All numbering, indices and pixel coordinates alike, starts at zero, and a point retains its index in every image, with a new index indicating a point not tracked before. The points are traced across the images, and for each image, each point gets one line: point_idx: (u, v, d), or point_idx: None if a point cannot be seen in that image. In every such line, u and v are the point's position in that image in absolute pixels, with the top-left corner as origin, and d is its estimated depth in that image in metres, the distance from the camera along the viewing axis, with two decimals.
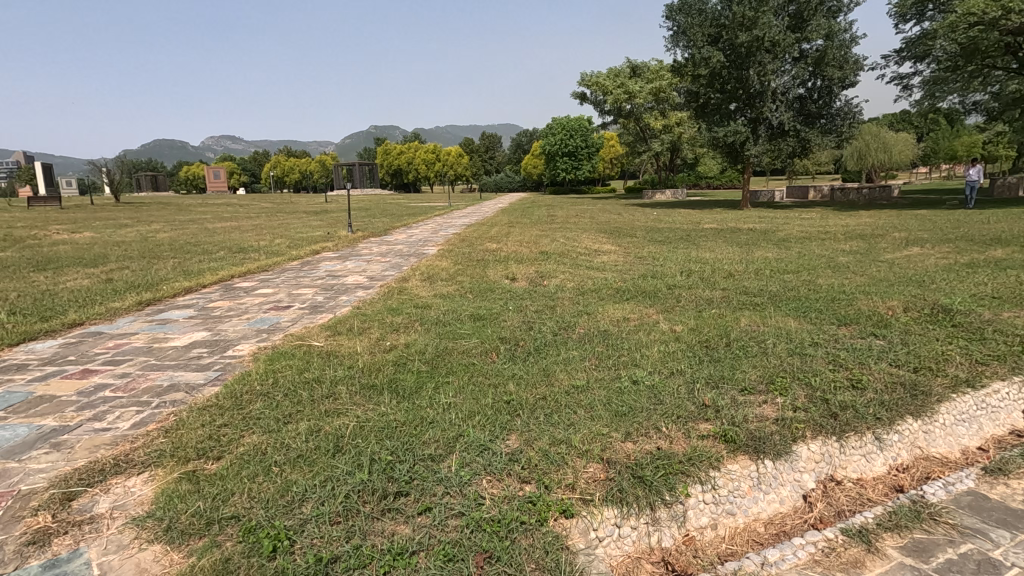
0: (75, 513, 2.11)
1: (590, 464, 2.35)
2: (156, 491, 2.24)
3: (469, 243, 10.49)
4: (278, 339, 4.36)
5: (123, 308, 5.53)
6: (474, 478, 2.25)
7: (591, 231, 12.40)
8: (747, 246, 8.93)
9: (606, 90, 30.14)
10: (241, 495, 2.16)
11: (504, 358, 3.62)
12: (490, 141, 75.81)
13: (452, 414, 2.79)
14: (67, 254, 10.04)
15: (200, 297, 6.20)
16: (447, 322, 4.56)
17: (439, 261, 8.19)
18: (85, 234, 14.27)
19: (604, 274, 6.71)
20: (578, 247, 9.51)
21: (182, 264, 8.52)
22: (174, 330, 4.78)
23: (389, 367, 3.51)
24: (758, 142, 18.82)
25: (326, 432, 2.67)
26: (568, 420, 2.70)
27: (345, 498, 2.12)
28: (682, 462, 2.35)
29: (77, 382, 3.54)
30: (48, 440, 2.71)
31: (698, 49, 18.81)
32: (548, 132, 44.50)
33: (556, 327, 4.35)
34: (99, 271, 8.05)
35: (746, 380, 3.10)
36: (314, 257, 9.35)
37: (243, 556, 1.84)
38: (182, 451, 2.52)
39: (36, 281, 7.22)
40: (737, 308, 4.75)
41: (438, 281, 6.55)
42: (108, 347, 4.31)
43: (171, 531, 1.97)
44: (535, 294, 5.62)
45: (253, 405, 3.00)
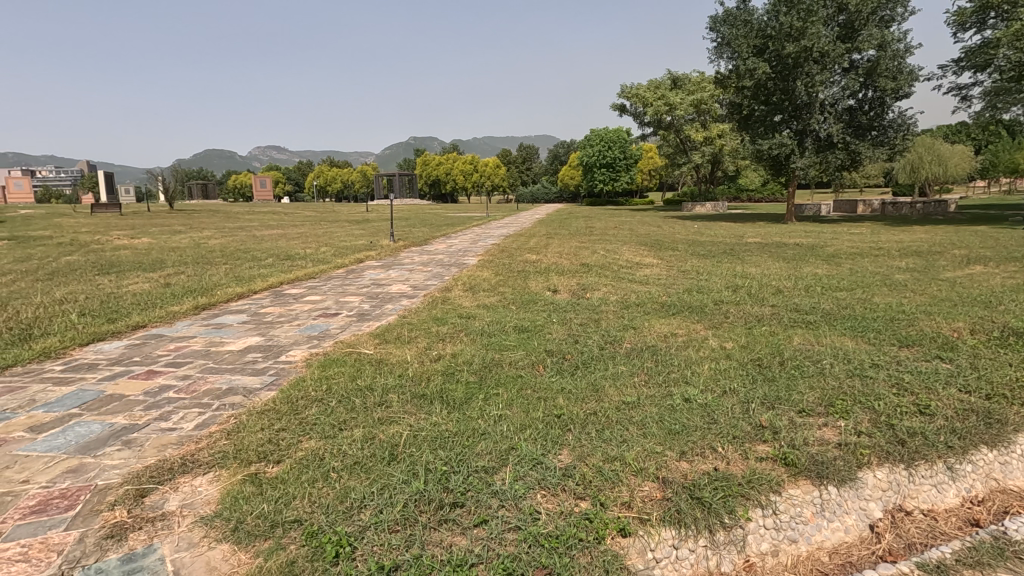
0: (147, 509, 2.20)
1: (646, 482, 2.31)
2: (222, 492, 2.31)
3: (510, 253, 10.57)
4: (329, 346, 4.46)
5: (182, 312, 5.77)
6: (528, 492, 2.25)
7: (632, 243, 12.32)
8: (795, 261, 8.70)
9: (646, 102, 30.05)
10: (302, 499, 2.22)
11: (551, 372, 3.62)
12: (528, 153, 76.28)
13: (504, 427, 2.80)
14: (129, 258, 10.61)
15: (252, 303, 6.42)
16: (492, 333, 4.59)
17: (481, 271, 8.27)
18: (142, 239, 15.05)
19: (648, 287, 6.64)
20: (619, 260, 9.43)
21: (235, 270, 8.87)
22: (230, 334, 4.97)
23: (438, 377, 3.55)
24: (804, 155, 18.28)
25: (380, 439, 2.71)
26: (620, 436, 2.67)
27: (403, 507, 2.15)
28: (740, 484, 2.29)
29: (143, 382, 3.71)
30: (120, 437, 2.85)
31: (742, 60, 18.54)
32: (586, 143, 44.49)
33: (603, 341, 4.31)
34: (158, 275, 8.46)
35: (804, 402, 3.00)
36: (358, 265, 9.59)
37: (308, 560, 1.88)
38: (244, 453, 2.61)
39: (101, 284, 7.64)
40: (789, 326, 4.62)
41: (480, 291, 6.61)
42: (169, 349, 4.51)
43: (238, 532, 2.03)
44: (579, 307, 5.61)
45: (308, 411, 3.08)
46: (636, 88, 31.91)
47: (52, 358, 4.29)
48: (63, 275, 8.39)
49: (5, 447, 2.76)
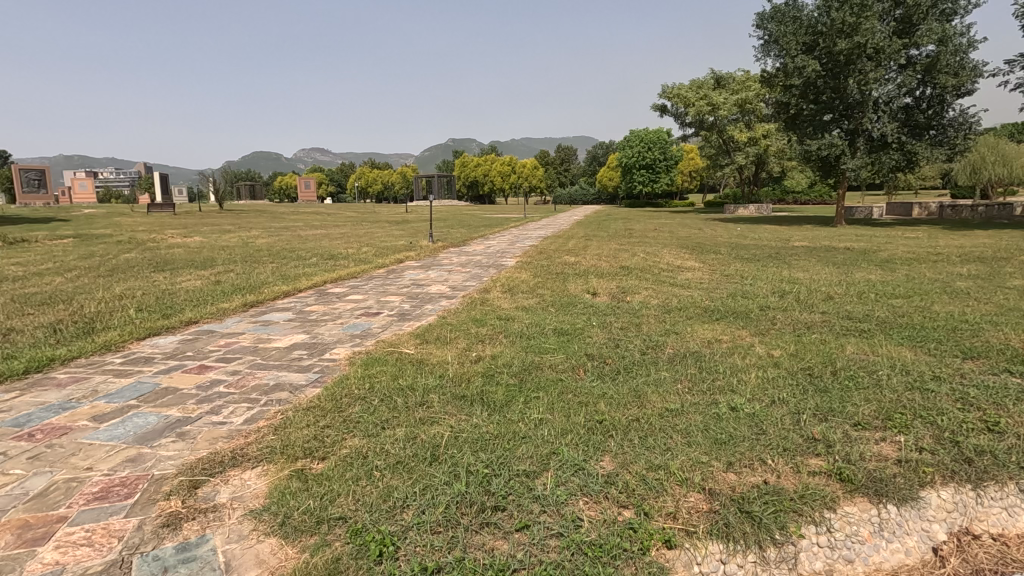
0: (200, 500, 2.28)
1: (691, 493, 2.24)
2: (270, 486, 2.37)
3: (548, 255, 10.55)
4: (371, 345, 4.54)
5: (231, 309, 5.98)
6: (570, 498, 2.22)
7: (672, 246, 12.12)
8: (846, 266, 8.35)
9: (688, 102, 29.56)
10: (346, 496, 2.25)
11: (592, 376, 3.58)
12: (567, 154, 76.04)
13: (545, 431, 2.78)
14: (183, 257, 11.10)
15: (298, 301, 6.60)
16: (532, 336, 4.57)
17: (519, 273, 8.26)
18: (195, 238, 15.72)
19: (690, 291, 6.51)
20: (660, 262, 9.27)
21: (281, 269, 9.15)
22: (276, 331, 5.12)
23: (479, 378, 3.55)
24: (856, 155, 17.54)
25: (422, 439, 2.73)
26: (664, 444, 2.61)
27: (445, 509, 2.16)
28: (792, 499, 2.20)
29: (195, 376, 3.86)
30: (174, 429, 2.97)
31: (791, 58, 17.99)
32: (625, 144, 44.02)
33: (644, 346, 4.23)
34: (209, 273, 8.80)
35: (859, 415, 2.86)
36: (398, 265, 9.74)
37: (352, 558, 1.90)
38: (291, 448, 2.67)
39: (158, 280, 8.00)
40: (841, 334, 4.43)
41: (519, 293, 6.59)
42: (220, 345, 4.68)
43: (285, 527, 2.07)
44: (619, 310, 5.54)
45: (351, 408, 3.14)
46: (678, 88, 31.44)
47: (113, 351, 4.51)
48: (123, 272, 8.83)
49: (71, 434, 2.92)
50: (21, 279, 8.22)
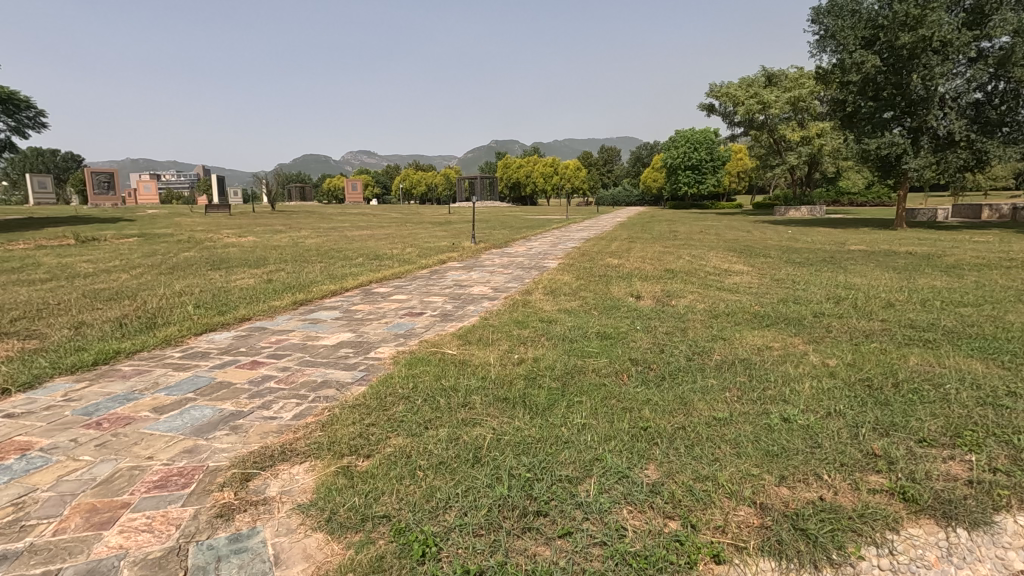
0: (252, 492, 2.36)
1: (741, 507, 2.16)
2: (317, 481, 2.43)
3: (591, 257, 10.44)
4: (415, 345, 4.60)
5: (282, 307, 6.19)
6: (613, 506, 2.17)
7: (719, 249, 11.79)
8: (908, 272, 7.90)
9: (738, 100, 28.75)
10: (390, 495, 2.28)
11: (636, 382, 3.51)
12: (610, 156, 75.23)
13: (589, 436, 2.74)
14: (237, 255, 11.57)
15: (344, 300, 6.77)
16: (574, 339, 4.53)
17: (561, 275, 8.21)
18: (249, 238, 16.38)
19: (737, 296, 6.31)
20: (706, 266, 9.04)
21: (329, 268, 9.39)
22: (324, 329, 5.26)
23: (521, 381, 3.54)
24: (919, 155, 16.62)
25: (464, 441, 2.74)
26: (711, 454, 2.53)
27: (488, 511, 2.15)
28: (851, 518, 2.08)
29: (247, 372, 4.00)
30: (228, 422, 3.08)
31: (849, 54, 17.23)
32: (671, 144, 43.23)
33: (690, 352, 4.12)
34: (261, 271, 9.13)
35: (925, 431, 2.69)
36: (441, 265, 9.86)
37: (396, 557, 1.92)
38: (337, 445, 2.73)
39: (214, 278, 8.37)
40: (903, 344, 4.19)
41: (561, 295, 6.55)
42: (271, 342, 4.84)
43: (331, 522, 2.11)
44: (664, 314, 5.42)
45: (396, 407, 3.18)
46: (727, 86, 30.67)
47: (173, 346, 4.74)
48: (182, 270, 9.27)
49: (134, 424, 3.07)
50: (92, 275, 8.75)
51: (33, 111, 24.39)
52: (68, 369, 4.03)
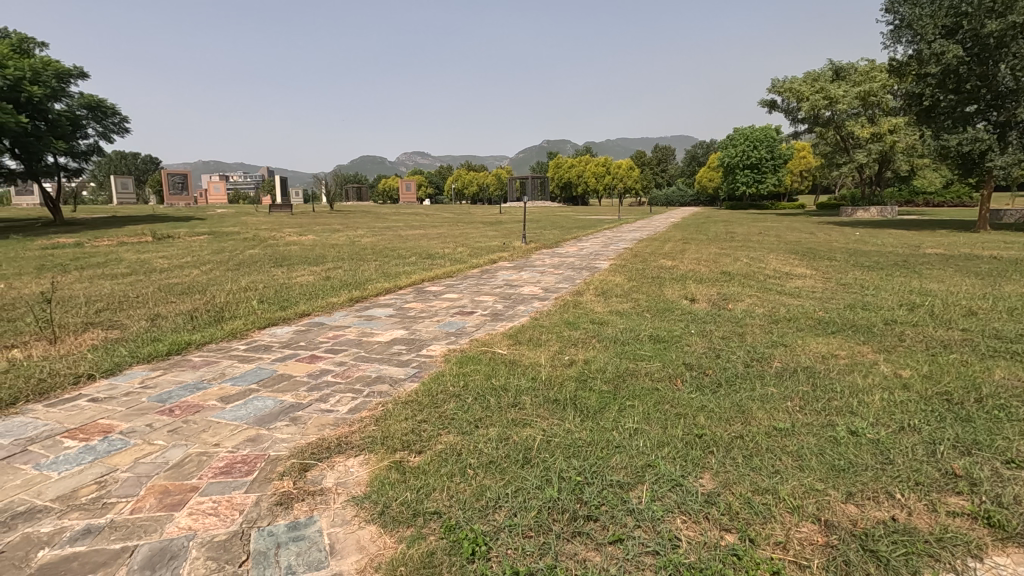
0: (309, 483, 2.44)
1: (804, 523, 2.05)
2: (371, 475, 2.49)
3: (643, 258, 10.24)
4: (465, 344, 4.64)
5: (339, 304, 6.39)
6: (666, 515, 2.11)
7: (780, 251, 11.31)
8: (992, 278, 7.31)
9: (802, 96, 27.51)
10: (441, 492, 2.31)
11: (690, 387, 3.40)
12: (664, 155, 73.74)
13: (641, 442, 2.68)
14: (297, 253, 12.08)
15: (398, 298, 6.92)
16: (626, 342, 4.44)
17: (613, 276, 8.10)
18: (308, 236, 17.04)
19: (800, 300, 6.03)
20: (765, 269, 8.70)
21: (383, 266, 9.62)
22: (378, 326, 5.39)
23: (572, 383, 3.50)
24: (1007, 151, 15.38)
25: (514, 441, 2.74)
26: (772, 466, 2.41)
27: (537, 513, 2.14)
28: (927, 542, 1.94)
29: (307, 365, 4.16)
30: (288, 414, 3.21)
31: (927, 44, 16.16)
32: (728, 143, 41.87)
33: (748, 358, 3.96)
34: (320, 269, 9.48)
35: (1013, 452, 2.47)
36: (492, 265, 9.91)
37: (446, 554, 1.93)
38: (391, 440, 2.78)
39: (276, 275, 8.76)
40: (987, 356, 3.87)
41: (613, 297, 6.46)
42: (329, 337, 5.01)
43: (384, 516, 2.16)
44: (720, 318, 5.24)
45: (447, 405, 3.22)
46: (790, 82, 29.40)
47: (238, 339, 4.99)
48: (248, 267, 9.74)
49: (203, 412, 3.25)
50: (167, 271, 9.32)
51: (118, 117, 26.25)
52: (145, 358, 4.31)
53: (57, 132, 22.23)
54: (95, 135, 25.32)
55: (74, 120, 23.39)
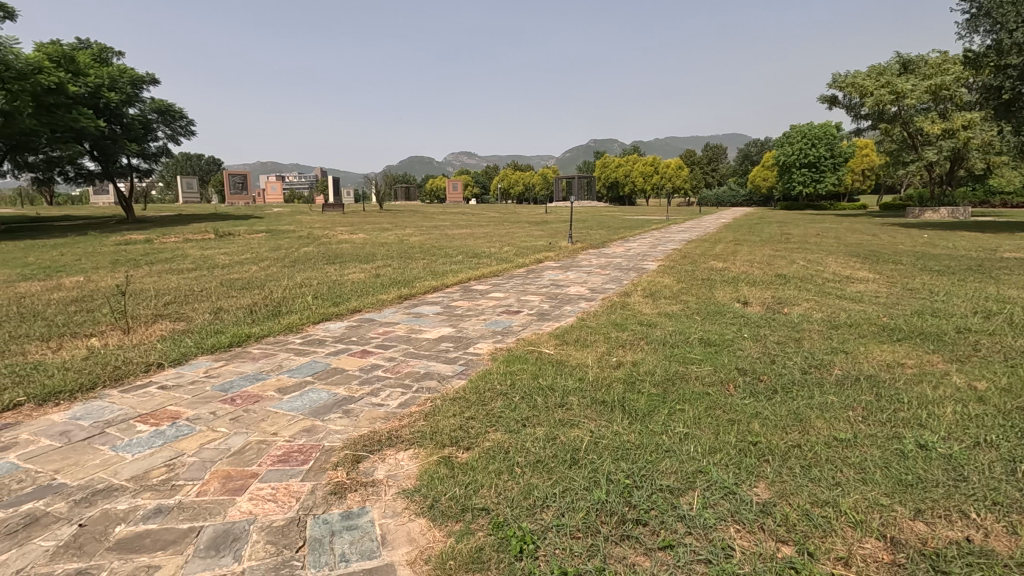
0: (362, 474, 2.51)
1: (868, 539, 1.95)
2: (420, 469, 2.54)
3: (693, 260, 9.99)
4: (512, 342, 4.66)
5: (388, 300, 6.54)
6: (718, 523, 2.06)
7: (839, 253, 10.83)
8: None
9: (865, 91, 26.23)
10: (489, 489, 2.33)
11: (743, 393, 3.30)
12: (716, 155, 71.80)
13: (692, 447, 2.62)
14: (349, 251, 12.45)
15: (445, 296, 7.02)
16: (676, 345, 4.35)
17: (662, 277, 7.95)
18: (359, 235, 17.52)
19: (861, 306, 5.75)
20: (824, 272, 8.32)
21: (431, 265, 9.78)
22: (426, 323, 5.49)
23: (620, 385, 3.46)
24: None
25: (561, 441, 2.73)
26: (832, 478, 2.31)
27: (586, 515, 2.13)
28: (1006, 566, 1.81)
29: (358, 360, 4.28)
30: (341, 406, 3.31)
31: (1008, 33, 15.10)
32: (785, 141, 40.28)
33: (806, 364, 3.81)
34: (370, 266, 9.74)
35: None
36: (538, 265, 9.90)
37: (494, 550, 1.95)
38: (440, 436, 2.83)
39: (328, 272, 9.05)
40: None
41: (661, 298, 6.35)
42: (379, 333, 5.14)
43: (433, 509, 2.20)
44: (775, 322, 5.06)
45: (494, 403, 3.24)
46: (852, 76, 28.01)
47: (294, 333, 5.18)
48: (302, 263, 10.10)
49: (262, 402, 3.39)
50: (228, 267, 9.79)
51: (185, 120, 27.77)
52: (208, 349, 4.53)
53: (132, 135, 23.74)
54: (164, 138, 26.90)
55: (146, 124, 24.91)
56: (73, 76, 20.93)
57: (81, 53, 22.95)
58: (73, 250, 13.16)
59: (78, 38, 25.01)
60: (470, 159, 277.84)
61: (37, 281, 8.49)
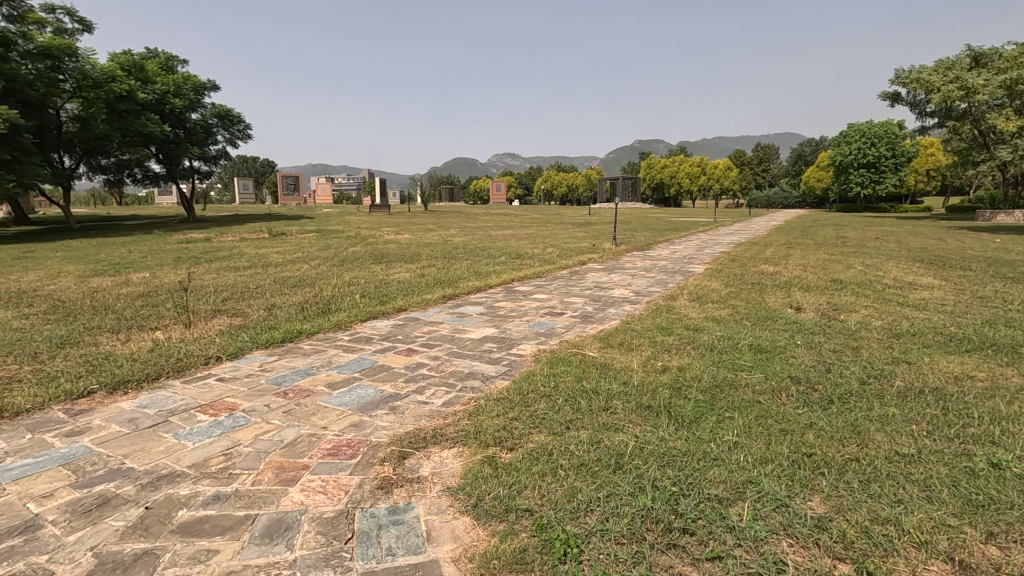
0: (407, 470, 2.56)
1: (934, 561, 1.84)
2: (464, 467, 2.56)
3: (742, 263, 9.70)
4: (555, 344, 4.65)
5: (433, 300, 6.64)
6: (770, 536, 1.99)
7: (901, 259, 10.29)
8: None
9: (931, 87, 24.84)
10: (532, 490, 2.33)
11: (796, 402, 3.18)
12: (768, 155, 69.53)
13: (741, 456, 2.55)
14: (395, 251, 12.71)
15: (488, 296, 7.07)
16: (724, 350, 4.23)
17: (709, 280, 7.76)
18: (404, 235, 17.86)
19: (926, 314, 5.44)
20: (884, 277, 7.93)
21: (475, 265, 9.87)
22: (470, 323, 5.55)
23: (666, 391, 3.39)
24: None
25: (606, 445, 2.70)
26: (895, 495, 2.19)
27: (630, 521, 2.10)
28: None
29: (404, 358, 4.36)
30: (388, 403, 3.39)
31: None
32: (842, 140, 38.58)
33: (864, 374, 3.63)
34: (415, 266, 9.93)
35: None
36: (582, 267, 9.83)
37: (538, 552, 1.94)
38: (484, 435, 2.85)
39: (375, 271, 9.27)
40: None
41: (709, 302, 6.20)
42: (424, 332, 5.23)
43: (477, 508, 2.22)
44: (830, 329, 4.86)
45: (538, 404, 3.24)
46: (917, 72, 26.58)
47: (343, 330, 5.33)
48: (351, 263, 10.39)
49: (313, 397, 3.50)
50: (281, 265, 10.17)
51: (242, 124, 29.04)
52: (263, 344, 4.72)
53: (194, 138, 25.00)
54: (223, 141, 28.23)
55: (207, 128, 26.21)
56: (142, 84, 22.27)
57: (150, 61, 24.35)
58: (139, 247, 13.97)
59: (148, 48, 26.57)
60: (513, 159, 278.33)
61: (108, 277, 9.07)
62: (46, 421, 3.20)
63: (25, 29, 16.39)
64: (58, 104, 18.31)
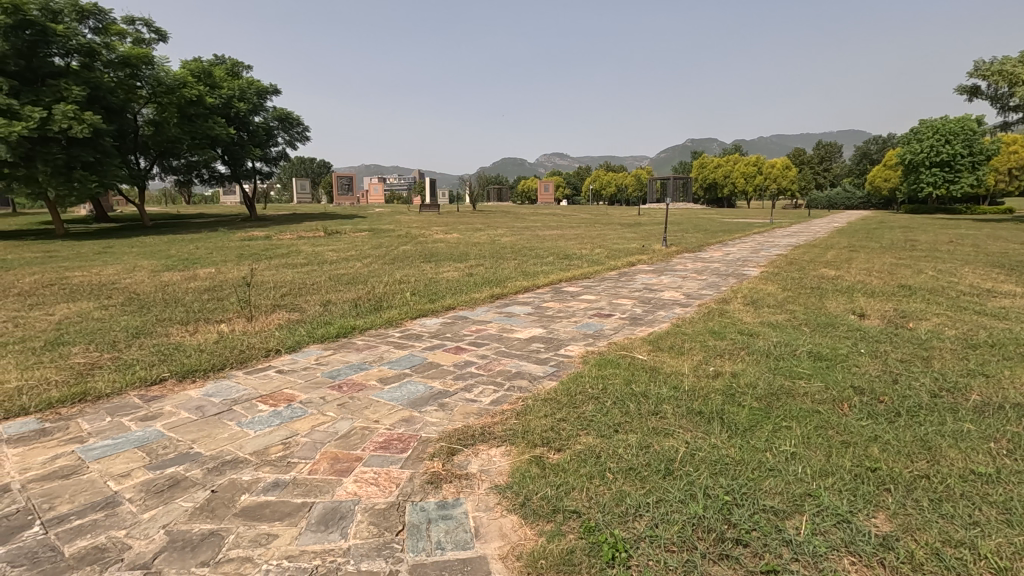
0: (456, 466, 2.60)
1: None
2: (512, 466, 2.58)
3: (801, 266, 9.30)
4: (603, 346, 4.61)
5: (481, 300, 6.70)
6: (830, 552, 1.91)
7: (979, 263, 9.58)
8: None
9: (1015, 80, 22.94)
10: (581, 492, 2.32)
11: (860, 414, 3.02)
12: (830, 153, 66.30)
13: (799, 467, 2.45)
14: (445, 250, 12.91)
15: (535, 296, 7.08)
16: (780, 357, 4.07)
17: (765, 284, 7.49)
18: (453, 235, 18.09)
19: (1005, 323, 5.05)
20: (959, 283, 7.41)
21: (522, 265, 9.89)
22: (518, 323, 5.57)
23: (718, 397, 3.30)
24: None
25: (655, 450, 2.66)
26: (970, 516, 2.06)
27: (681, 528, 2.06)
28: None
29: (453, 356, 4.43)
30: (437, 399, 3.45)
31: None
32: (912, 138, 36.36)
33: (936, 386, 3.41)
34: (463, 265, 10.06)
35: None
36: (631, 268, 9.68)
37: (585, 554, 1.93)
38: (531, 435, 2.86)
39: (424, 269, 9.44)
40: None
41: (764, 307, 5.99)
42: (473, 330, 5.30)
43: (525, 507, 2.23)
44: (897, 338, 4.59)
45: (586, 406, 3.22)
46: (999, 63, 24.71)
47: (393, 327, 5.46)
48: (401, 261, 10.64)
49: (366, 391, 3.61)
50: (335, 262, 10.51)
51: (301, 127, 30.18)
52: (319, 338, 4.91)
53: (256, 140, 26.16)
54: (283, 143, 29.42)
55: (268, 131, 27.38)
56: (210, 89, 23.47)
57: (217, 68, 25.63)
58: (205, 244, 14.75)
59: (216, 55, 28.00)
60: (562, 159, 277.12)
61: (178, 271, 9.62)
62: (123, 406, 3.44)
63: (108, 39, 17.59)
64: (136, 109, 19.54)
